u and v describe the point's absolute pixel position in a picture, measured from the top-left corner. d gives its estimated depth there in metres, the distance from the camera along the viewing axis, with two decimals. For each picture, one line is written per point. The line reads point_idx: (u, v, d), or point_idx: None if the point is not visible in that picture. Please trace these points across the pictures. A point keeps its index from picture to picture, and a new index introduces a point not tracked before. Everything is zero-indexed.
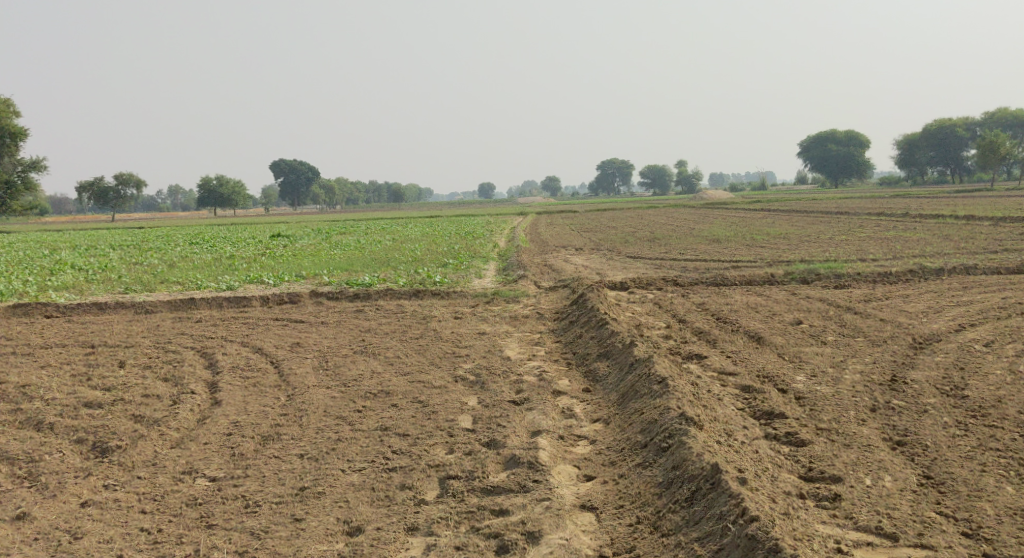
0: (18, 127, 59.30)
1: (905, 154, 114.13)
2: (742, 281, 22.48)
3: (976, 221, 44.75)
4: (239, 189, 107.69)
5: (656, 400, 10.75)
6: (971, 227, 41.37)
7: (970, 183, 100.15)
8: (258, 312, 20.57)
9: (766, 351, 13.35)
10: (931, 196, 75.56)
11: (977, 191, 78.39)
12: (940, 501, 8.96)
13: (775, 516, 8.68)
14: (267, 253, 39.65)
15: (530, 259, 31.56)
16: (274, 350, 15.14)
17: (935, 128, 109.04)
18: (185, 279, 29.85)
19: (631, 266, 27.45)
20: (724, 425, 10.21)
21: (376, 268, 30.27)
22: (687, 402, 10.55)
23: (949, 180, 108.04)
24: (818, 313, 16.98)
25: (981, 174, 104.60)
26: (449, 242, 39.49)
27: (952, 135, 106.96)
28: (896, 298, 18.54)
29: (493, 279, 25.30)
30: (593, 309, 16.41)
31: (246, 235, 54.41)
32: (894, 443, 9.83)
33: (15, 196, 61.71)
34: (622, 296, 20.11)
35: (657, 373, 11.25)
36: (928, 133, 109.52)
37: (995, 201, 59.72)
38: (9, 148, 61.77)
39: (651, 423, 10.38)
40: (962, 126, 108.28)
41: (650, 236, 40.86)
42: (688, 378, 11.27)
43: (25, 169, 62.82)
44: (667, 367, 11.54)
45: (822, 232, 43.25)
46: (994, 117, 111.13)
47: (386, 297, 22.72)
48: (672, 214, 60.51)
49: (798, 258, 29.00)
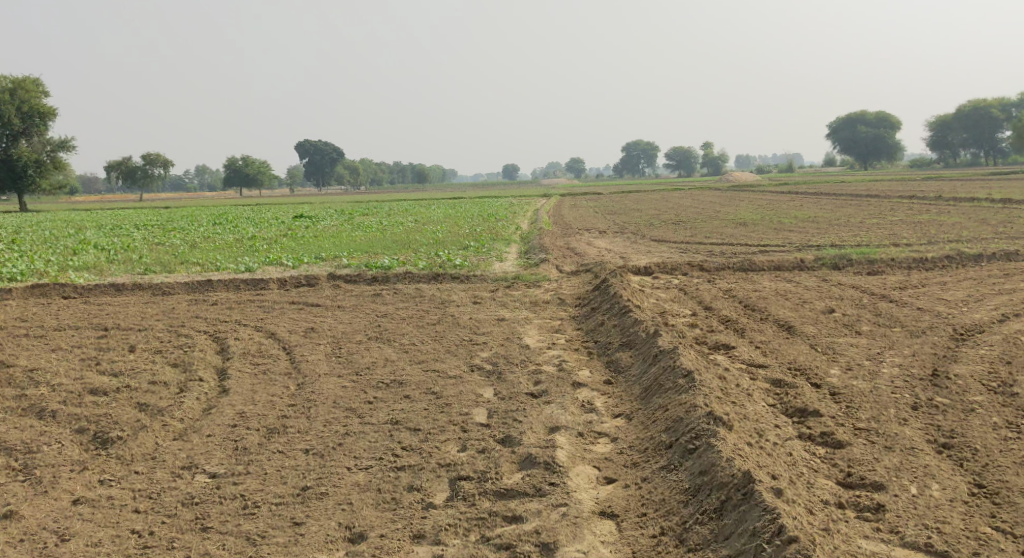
0: (47, 106, 59.45)
1: (938, 136, 112.20)
2: (770, 267, 21.84)
3: (1013, 205, 43.69)
4: (265, 169, 107.68)
5: (681, 395, 10.21)
6: (1008, 211, 40.37)
7: (1005, 166, 98.28)
8: (274, 295, 20.18)
9: (798, 342, 12.78)
10: (966, 179, 74.12)
11: (1013, 174, 76.82)
12: (995, 514, 8.39)
13: (814, 536, 8.14)
14: (289, 234, 39.32)
15: (553, 242, 31.05)
16: (287, 336, 14.73)
17: (969, 109, 107.08)
18: (205, 260, 29.52)
19: (655, 250, 26.84)
20: (755, 424, 9.67)
21: (397, 251, 29.85)
22: (715, 399, 10.01)
23: (983, 163, 106.12)
24: (851, 302, 16.35)
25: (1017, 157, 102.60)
26: (472, 225, 39.00)
27: (987, 117, 104.97)
28: (932, 287, 17.87)
29: (514, 262, 24.81)
30: (617, 295, 15.87)
31: (270, 215, 54.22)
32: (939, 446, 9.25)
33: (44, 175, 61.65)
34: (646, 282, 19.52)
35: (682, 365, 10.70)
36: (962, 115, 107.59)
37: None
38: (39, 128, 61.74)
39: (676, 421, 9.85)
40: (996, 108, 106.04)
41: (676, 219, 40.22)
42: (716, 371, 10.71)
43: (54, 148, 62.84)
44: (694, 359, 11.01)
45: (854, 216, 42.39)
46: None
47: (405, 281, 22.29)
48: (698, 197, 59.64)
49: (829, 242, 28.26)
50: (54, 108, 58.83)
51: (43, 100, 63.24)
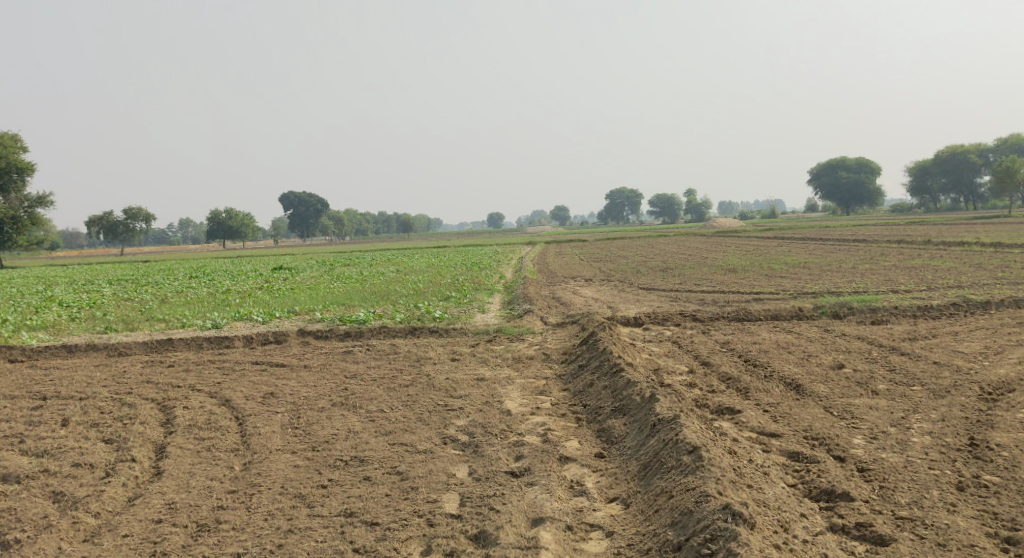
0: (25, 162, 58.28)
1: (918, 181, 112.32)
2: (767, 316, 20.57)
3: (1005, 249, 42.79)
4: (248, 222, 106.34)
5: (686, 478, 9.01)
6: (1001, 256, 39.44)
7: (986, 210, 98.13)
8: (238, 354, 18.73)
9: (810, 403, 11.55)
10: (949, 223, 73.45)
11: (995, 218, 76.24)
12: None
13: None
14: (264, 287, 37.86)
15: (537, 292, 29.77)
16: (244, 403, 13.32)
17: (947, 155, 107.20)
18: (172, 317, 28.02)
19: (644, 299, 25.58)
20: (778, 517, 8.51)
21: (374, 303, 28.51)
22: (728, 485, 8.82)
23: (963, 208, 106.03)
24: (861, 355, 15.10)
25: (998, 202, 102.55)
26: (454, 274, 37.71)
27: (965, 162, 105.02)
28: (944, 337, 16.67)
29: (496, 314, 23.49)
30: (607, 351, 14.52)
31: (248, 268, 52.68)
32: (1001, 542, 8.18)
33: (20, 231, 60.00)
34: (637, 335, 18.22)
35: (686, 439, 9.46)
36: (940, 160, 107.68)
37: (1018, 229, 57.70)
38: (15, 183, 60.40)
39: (684, 514, 8.63)
40: (975, 153, 106.22)
41: (663, 266, 39.01)
42: (724, 445, 9.50)
43: (32, 204, 61.32)
44: (699, 429, 9.78)
45: (844, 261, 41.39)
46: (1008, 143, 108.94)
47: (380, 336, 20.87)
48: (683, 243, 58.71)
49: (823, 289, 27.13)
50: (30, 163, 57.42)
51: (21, 154, 61.91)
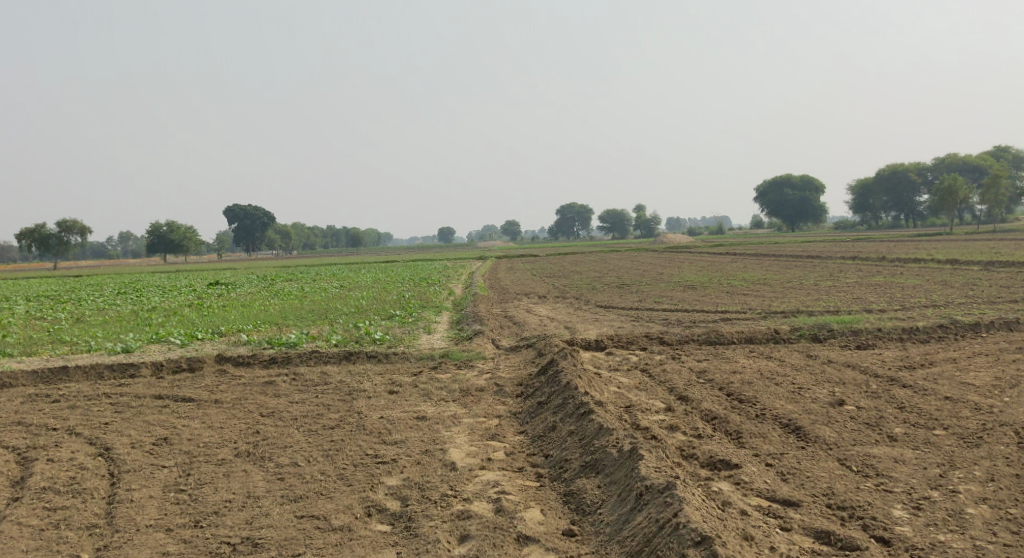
0: None
1: (860, 200, 112.41)
2: (741, 340, 18.52)
3: (964, 266, 41.38)
4: (192, 236, 102.12)
5: None
6: (962, 273, 38.05)
7: (930, 227, 98.13)
8: (141, 386, 16.35)
9: (817, 443, 9.79)
10: (895, 241, 72.53)
11: (939, 235, 75.59)
12: None
13: None
14: (195, 304, 35.04)
15: (487, 310, 27.52)
16: (131, 456, 11.01)
17: (888, 173, 107.32)
18: (81, 339, 25.29)
19: (604, 318, 23.44)
20: None
21: (309, 322, 25.92)
22: None
23: (905, 226, 106.14)
24: (863, 388, 13.06)
25: (941, 220, 102.68)
26: (400, 290, 35.32)
27: (905, 180, 105.12)
28: (945, 365, 14.82)
29: (442, 335, 21.15)
30: (571, 387, 12.27)
31: (182, 283, 49.63)
32: None
33: None
34: (600, 363, 16.09)
35: (690, 527, 8.11)
36: (881, 179, 107.81)
37: (969, 246, 56.59)
38: None
39: None
40: (915, 172, 106.35)
41: (619, 282, 37.06)
42: (738, 532, 8.13)
43: None
44: (703, 510, 8.37)
45: (802, 278, 39.72)
46: (945, 162, 108.96)
47: (310, 361, 18.31)
48: (636, 258, 56.76)
49: (793, 308, 25.20)
50: None
51: None
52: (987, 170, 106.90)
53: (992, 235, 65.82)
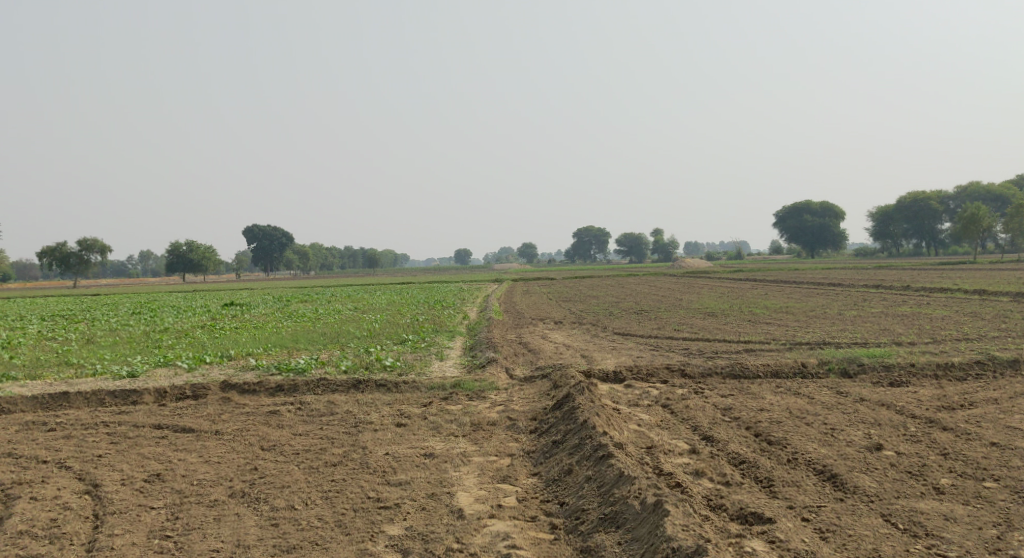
0: None
1: (881, 227, 111.19)
2: (766, 374, 17.74)
3: (992, 297, 40.32)
4: (210, 255, 101.83)
5: None
6: (991, 305, 37.05)
7: (953, 255, 96.80)
8: (141, 415, 15.71)
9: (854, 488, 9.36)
10: (917, 269, 71.31)
11: (963, 264, 74.30)
12: None
13: None
14: (207, 325, 34.47)
15: (502, 336, 26.84)
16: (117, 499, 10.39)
17: (909, 201, 106.09)
18: (88, 361, 24.71)
19: (622, 347, 22.67)
20: None
21: (320, 347, 24.71)
22: None
23: (927, 254, 104.86)
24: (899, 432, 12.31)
25: (964, 249, 101.33)
26: (415, 313, 34.68)
27: (927, 208, 103.85)
28: (986, 405, 14.04)
29: (455, 363, 20.43)
30: (588, 426, 11.51)
31: (197, 302, 49.21)
32: None
33: None
34: (619, 396, 15.38)
35: None
36: (902, 206, 106.59)
37: (995, 275, 55.38)
38: None
39: None
40: (937, 200, 104.93)
41: (637, 309, 36.33)
42: None
43: None
44: None
45: (825, 307, 38.82)
46: (968, 190, 107.46)
47: (317, 390, 17.37)
48: (654, 283, 56.01)
49: (818, 340, 24.38)
50: None
51: None
52: (1011, 198, 105.47)
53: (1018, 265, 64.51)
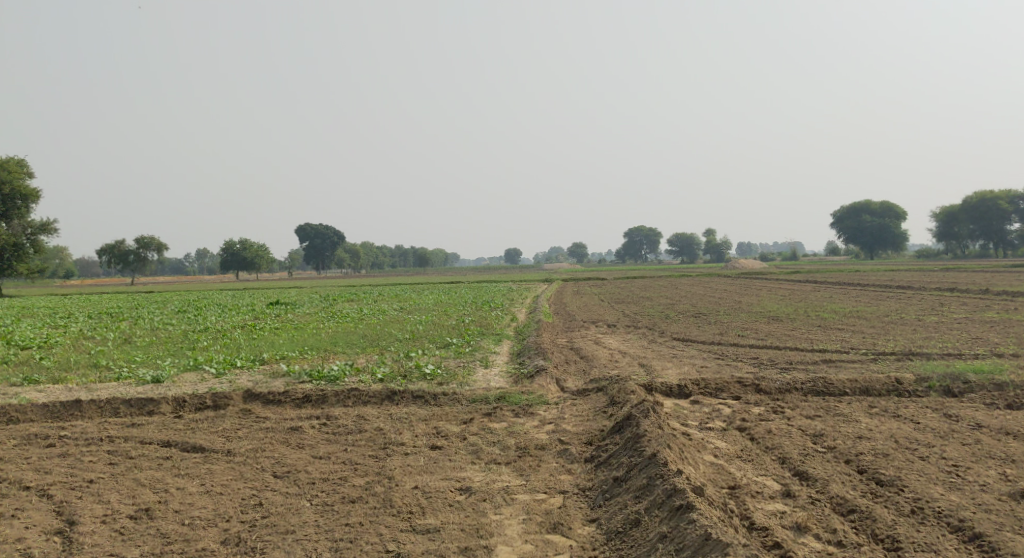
0: (30, 192, 50.18)
1: (944, 228, 107.10)
2: (855, 391, 15.57)
3: None
4: (264, 253, 100.97)
5: None
6: None
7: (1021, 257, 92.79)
8: (152, 429, 13.91)
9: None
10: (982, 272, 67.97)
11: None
12: None
13: None
14: (247, 325, 32.75)
15: (555, 340, 24.82)
16: (95, 552, 9.01)
17: (975, 200, 101.78)
18: (116, 364, 23.01)
19: (685, 355, 20.54)
20: None
21: (359, 349, 22.11)
22: None
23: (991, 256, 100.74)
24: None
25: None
26: (463, 315, 32.81)
27: (995, 208, 99.58)
28: None
29: (501, 372, 18.48)
30: (661, 464, 9.65)
31: (242, 300, 47.72)
32: None
33: (23, 262, 49.85)
34: (690, 417, 13.37)
35: None
36: (968, 206, 102.35)
37: None
38: (20, 212, 49.93)
39: None
40: (1006, 199, 100.57)
41: (697, 311, 34.17)
42: None
43: (35, 232, 50.69)
44: None
45: (900, 311, 36.26)
46: None
47: (349, 402, 15.34)
48: (710, 284, 53.70)
49: (902, 350, 22.11)
50: (33, 192, 50.34)
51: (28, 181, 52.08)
52: None
53: None
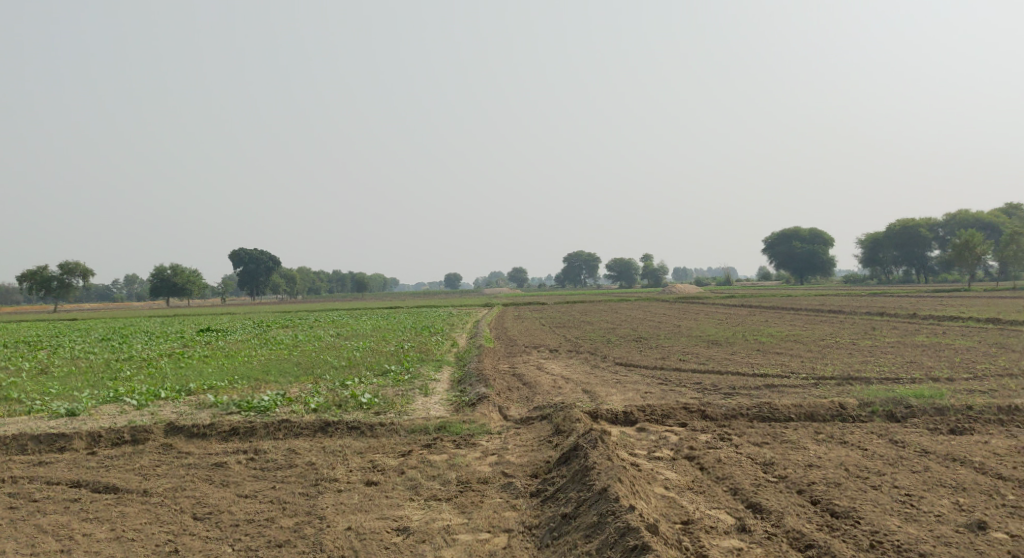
0: None
1: (869, 254, 109.25)
2: (800, 416, 15.31)
3: (1005, 322, 38.03)
4: (195, 279, 98.64)
5: None
6: (1006, 331, 34.82)
7: (944, 282, 95.02)
8: (65, 468, 12.97)
9: None
10: (909, 297, 69.13)
11: (957, 291, 72.06)
12: None
13: None
14: (175, 353, 31.49)
15: (495, 367, 24.24)
16: None
17: (899, 228, 104.18)
18: (32, 396, 21.76)
19: (628, 381, 20.14)
20: None
21: (293, 377, 21.26)
22: None
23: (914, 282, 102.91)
24: (997, 510, 10.08)
25: (950, 276, 99.49)
26: (400, 341, 32.06)
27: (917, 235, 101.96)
28: None
29: (441, 400, 17.88)
30: (611, 500, 9.64)
31: (171, 327, 46.15)
32: None
33: None
34: (637, 445, 12.92)
35: None
36: (892, 233, 104.68)
37: (994, 300, 53.19)
38: None
39: None
40: (927, 226, 103.09)
41: (637, 336, 33.92)
42: None
43: None
44: None
45: (836, 335, 36.51)
46: (955, 218, 104.90)
47: (279, 435, 14.57)
48: (648, 309, 53.65)
49: (843, 374, 22.04)
50: None
51: None
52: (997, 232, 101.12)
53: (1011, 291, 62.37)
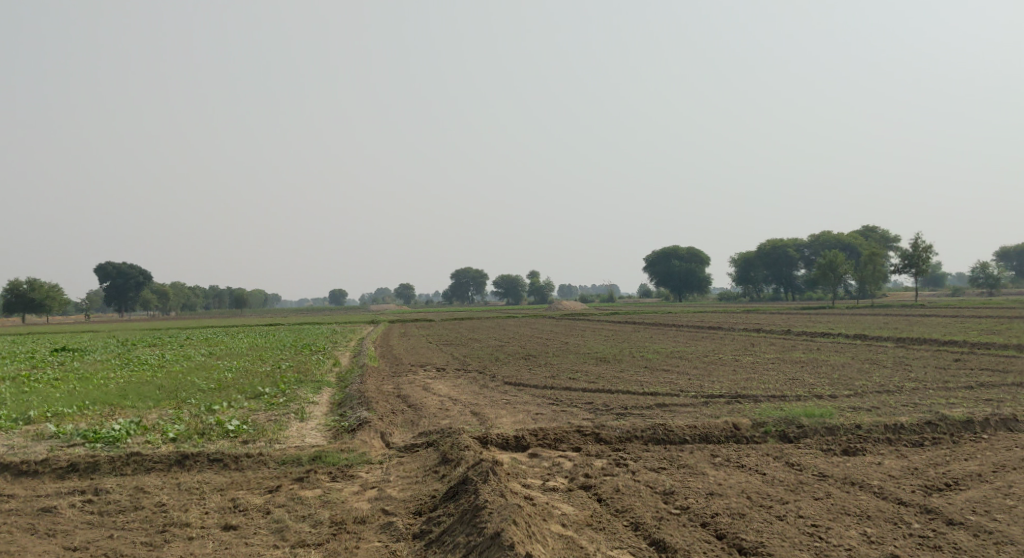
0: None
1: (742, 272, 111.96)
2: (695, 438, 14.67)
3: (876, 337, 38.75)
4: (56, 295, 93.30)
5: None
6: (880, 345, 35.39)
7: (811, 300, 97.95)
8: None
9: None
10: (782, 314, 70.56)
11: (828, 308, 74.04)
12: None
13: None
14: (26, 375, 29.04)
15: (376, 388, 22.99)
16: None
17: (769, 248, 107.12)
18: None
19: (517, 402, 19.21)
20: None
21: (152, 402, 19.53)
22: None
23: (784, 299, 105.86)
24: (907, 544, 9.54)
25: (815, 294, 102.74)
26: (275, 361, 30.41)
27: (784, 255, 105.03)
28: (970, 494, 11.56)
29: (317, 426, 16.59)
30: (505, 546, 9.09)
31: (28, 347, 43.03)
32: None
33: None
34: (529, 473, 12.03)
35: None
36: (763, 253, 107.54)
37: (864, 315, 54.56)
38: None
39: None
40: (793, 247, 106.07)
41: (524, 353, 33.10)
42: None
43: None
44: None
45: (718, 352, 36.53)
46: (820, 238, 108.56)
47: (128, 471, 13.06)
48: (534, 326, 53.04)
49: (732, 392, 21.66)
50: None
51: None
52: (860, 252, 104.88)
53: (878, 307, 64.21)
